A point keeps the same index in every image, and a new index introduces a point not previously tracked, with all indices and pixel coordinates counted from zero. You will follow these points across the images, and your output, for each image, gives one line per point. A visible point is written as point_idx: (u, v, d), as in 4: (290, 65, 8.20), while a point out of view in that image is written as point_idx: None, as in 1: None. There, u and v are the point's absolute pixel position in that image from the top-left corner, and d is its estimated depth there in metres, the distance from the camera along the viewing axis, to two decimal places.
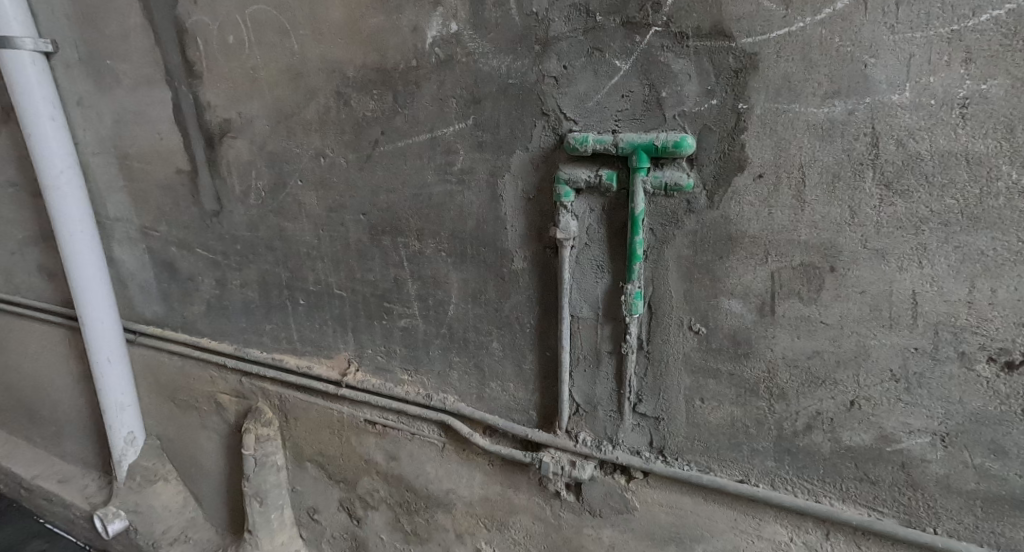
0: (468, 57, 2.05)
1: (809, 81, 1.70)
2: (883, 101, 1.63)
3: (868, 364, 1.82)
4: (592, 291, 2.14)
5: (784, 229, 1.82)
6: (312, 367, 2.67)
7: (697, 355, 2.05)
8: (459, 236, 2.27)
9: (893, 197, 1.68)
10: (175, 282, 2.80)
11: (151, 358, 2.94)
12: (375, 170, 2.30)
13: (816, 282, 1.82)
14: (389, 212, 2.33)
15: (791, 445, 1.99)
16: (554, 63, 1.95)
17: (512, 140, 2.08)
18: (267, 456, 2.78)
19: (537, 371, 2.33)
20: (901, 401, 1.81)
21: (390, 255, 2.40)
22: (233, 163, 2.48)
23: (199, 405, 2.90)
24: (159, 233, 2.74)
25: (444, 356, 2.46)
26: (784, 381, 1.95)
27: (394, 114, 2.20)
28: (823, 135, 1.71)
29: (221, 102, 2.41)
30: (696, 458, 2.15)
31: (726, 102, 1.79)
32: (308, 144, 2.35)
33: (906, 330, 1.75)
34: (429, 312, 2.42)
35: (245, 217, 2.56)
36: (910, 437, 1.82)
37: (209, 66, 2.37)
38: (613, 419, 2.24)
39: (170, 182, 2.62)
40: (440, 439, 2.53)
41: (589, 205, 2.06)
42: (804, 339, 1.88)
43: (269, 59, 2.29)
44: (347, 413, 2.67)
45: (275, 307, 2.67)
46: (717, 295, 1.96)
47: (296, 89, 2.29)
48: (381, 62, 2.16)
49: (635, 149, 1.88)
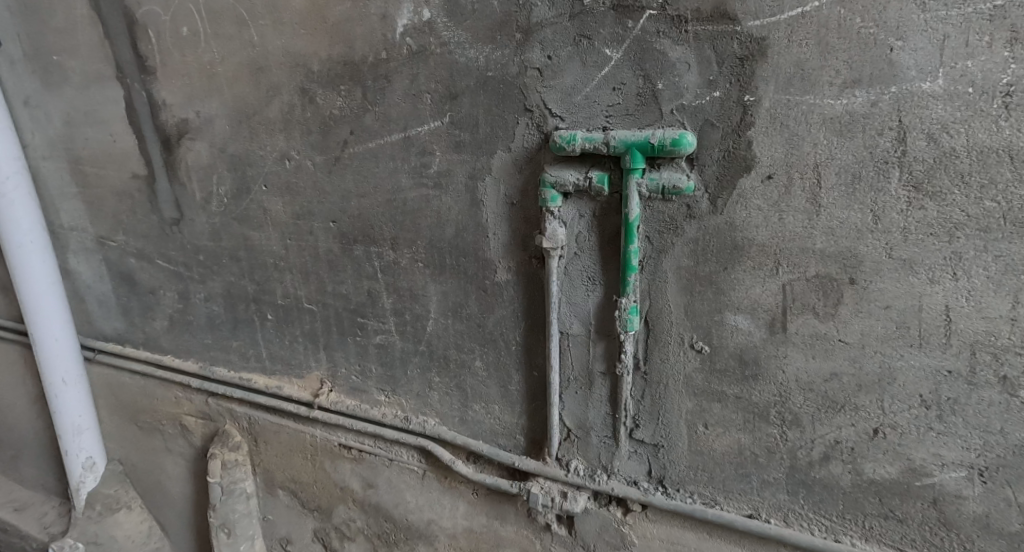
0: (442, 48, 1.85)
1: (825, 68, 1.49)
2: (912, 89, 1.42)
3: (894, 388, 1.62)
4: (583, 306, 1.94)
5: (797, 237, 1.61)
6: (283, 387, 2.47)
7: (700, 377, 1.84)
8: (436, 245, 2.06)
9: (923, 199, 1.47)
10: (135, 296, 2.60)
11: (110, 378, 2.73)
12: (345, 173, 2.10)
13: (833, 296, 1.62)
14: (361, 219, 2.13)
15: (807, 477, 1.78)
16: (538, 53, 1.74)
17: (492, 139, 1.88)
18: (235, 483, 2.56)
19: (524, 393, 2.12)
20: (932, 430, 1.60)
21: (363, 267, 2.19)
22: (193, 167, 2.28)
23: (164, 428, 2.70)
24: (116, 243, 2.53)
25: (423, 376, 2.26)
26: (798, 406, 1.74)
27: (363, 111, 2.00)
28: (841, 131, 1.51)
29: (177, 100, 2.21)
30: (700, 490, 1.94)
31: (730, 94, 1.59)
32: (272, 145, 2.15)
33: (938, 350, 1.55)
34: (407, 328, 2.22)
35: (207, 226, 2.36)
36: (943, 471, 1.61)
37: (163, 62, 2.17)
38: (607, 445, 2.03)
39: (126, 188, 2.42)
40: (420, 466, 2.32)
41: (578, 210, 1.85)
42: (821, 360, 1.68)
43: (228, 53, 2.09)
44: (321, 437, 2.46)
45: (242, 322, 2.47)
46: (722, 310, 1.75)
47: (257, 86, 2.09)
48: (349, 54, 1.95)
49: (628, 148, 1.67)
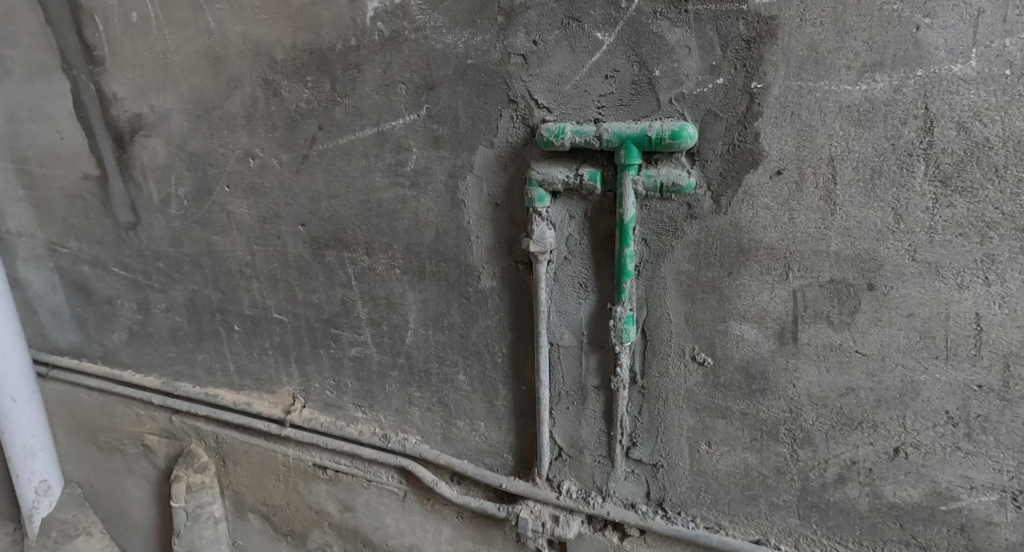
0: (417, 33, 1.68)
1: (843, 50, 1.34)
2: (941, 73, 1.28)
3: (917, 404, 1.48)
4: (574, 315, 1.77)
5: (810, 238, 1.46)
6: (252, 403, 2.29)
7: (702, 392, 1.69)
8: (415, 249, 1.89)
9: (951, 196, 1.33)
10: (91, 307, 2.41)
11: (66, 395, 2.54)
12: (314, 172, 1.92)
13: (850, 303, 1.47)
14: (333, 221, 1.95)
15: (821, 500, 1.63)
16: (522, 38, 1.58)
17: (473, 133, 1.71)
18: (201, 508, 2.39)
19: (512, 409, 1.95)
20: (959, 450, 1.47)
21: (336, 273, 2.02)
22: (149, 166, 2.10)
23: (126, 448, 2.51)
24: (69, 249, 2.34)
25: (403, 391, 2.09)
26: (810, 423, 1.59)
27: (332, 104, 1.83)
28: (860, 120, 1.36)
29: (128, 94, 2.03)
30: (703, 513, 1.78)
31: (735, 81, 1.43)
32: (234, 142, 1.97)
33: (966, 362, 1.41)
34: (384, 340, 2.05)
35: (166, 230, 2.17)
36: (972, 495, 1.48)
37: (112, 51, 1.99)
38: (602, 466, 1.87)
39: (77, 189, 2.23)
40: (400, 487, 2.15)
41: (567, 211, 1.69)
42: (836, 374, 1.53)
43: (182, 41, 1.91)
44: (293, 456, 2.28)
45: (208, 334, 2.28)
46: (726, 319, 1.60)
47: (215, 77, 1.91)
48: (315, 42, 1.78)
49: (623, 141, 1.51)
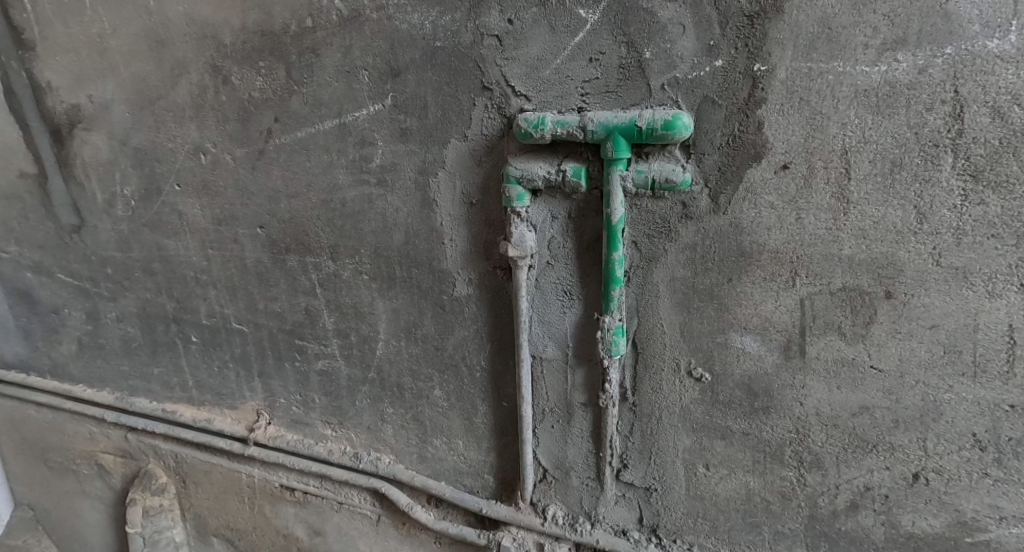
0: (379, 12, 1.50)
1: (859, 25, 1.18)
2: (974, 50, 1.12)
3: (940, 426, 1.32)
4: (558, 326, 1.60)
5: (820, 241, 1.30)
6: (213, 420, 2.11)
7: (699, 410, 1.52)
8: (383, 253, 1.72)
9: (983, 193, 1.17)
10: (36, 317, 2.23)
11: (14, 412, 2.35)
12: (271, 169, 1.74)
13: (864, 313, 1.31)
14: (293, 222, 1.78)
15: (831, 530, 1.47)
16: (496, 17, 1.40)
17: (444, 125, 1.53)
18: (160, 533, 2.21)
19: (492, 427, 1.78)
20: (987, 477, 1.31)
21: (299, 280, 1.84)
22: (90, 163, 1.92)
23: (79, 468, 2.33)
24: (9, 254, 2.16)
25: (375, 408, 1.91)
26: (819, 444, 1.43)
27: (288, 93, 1.65)
28: (879, 106, 1.20)
29: (64, 82, 1.84)
30: (701, 541, 1.62)
31: (735, 63, 1.26)
32: (182, 136, 1.79)
33: (997, 381, 1.26)
34: (352, 352, 1.87)
35: (113, 233, 1.99)
36: (1000, 526, 1.33)
37: (44, 35, 1.80)
38: (591, 489, 1.70)
39: (13, 189, 2.04)
40: (373, 511, 1.97)
41: (549, 211, 1.51)
42: (848, 391, 1.37)
43: (121, 24, 1.73)
44: (258, 477, 2.11)
45: (163, 346, 2.10)
46: (725, 330, 1.43)
47: (158, 64, 1.73)
48: (266, 22, 1.60)
49: (609, 133, 1.34)
